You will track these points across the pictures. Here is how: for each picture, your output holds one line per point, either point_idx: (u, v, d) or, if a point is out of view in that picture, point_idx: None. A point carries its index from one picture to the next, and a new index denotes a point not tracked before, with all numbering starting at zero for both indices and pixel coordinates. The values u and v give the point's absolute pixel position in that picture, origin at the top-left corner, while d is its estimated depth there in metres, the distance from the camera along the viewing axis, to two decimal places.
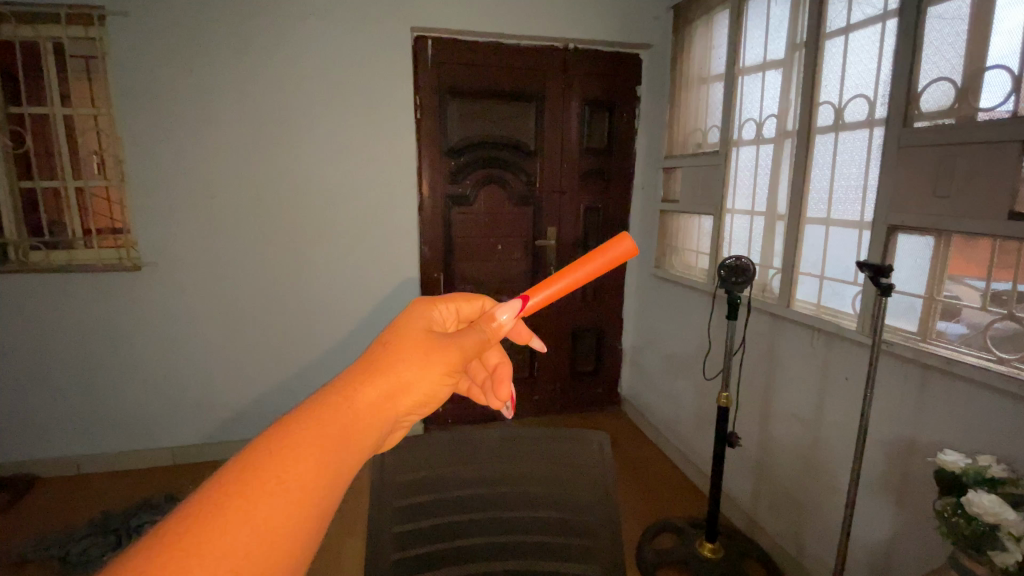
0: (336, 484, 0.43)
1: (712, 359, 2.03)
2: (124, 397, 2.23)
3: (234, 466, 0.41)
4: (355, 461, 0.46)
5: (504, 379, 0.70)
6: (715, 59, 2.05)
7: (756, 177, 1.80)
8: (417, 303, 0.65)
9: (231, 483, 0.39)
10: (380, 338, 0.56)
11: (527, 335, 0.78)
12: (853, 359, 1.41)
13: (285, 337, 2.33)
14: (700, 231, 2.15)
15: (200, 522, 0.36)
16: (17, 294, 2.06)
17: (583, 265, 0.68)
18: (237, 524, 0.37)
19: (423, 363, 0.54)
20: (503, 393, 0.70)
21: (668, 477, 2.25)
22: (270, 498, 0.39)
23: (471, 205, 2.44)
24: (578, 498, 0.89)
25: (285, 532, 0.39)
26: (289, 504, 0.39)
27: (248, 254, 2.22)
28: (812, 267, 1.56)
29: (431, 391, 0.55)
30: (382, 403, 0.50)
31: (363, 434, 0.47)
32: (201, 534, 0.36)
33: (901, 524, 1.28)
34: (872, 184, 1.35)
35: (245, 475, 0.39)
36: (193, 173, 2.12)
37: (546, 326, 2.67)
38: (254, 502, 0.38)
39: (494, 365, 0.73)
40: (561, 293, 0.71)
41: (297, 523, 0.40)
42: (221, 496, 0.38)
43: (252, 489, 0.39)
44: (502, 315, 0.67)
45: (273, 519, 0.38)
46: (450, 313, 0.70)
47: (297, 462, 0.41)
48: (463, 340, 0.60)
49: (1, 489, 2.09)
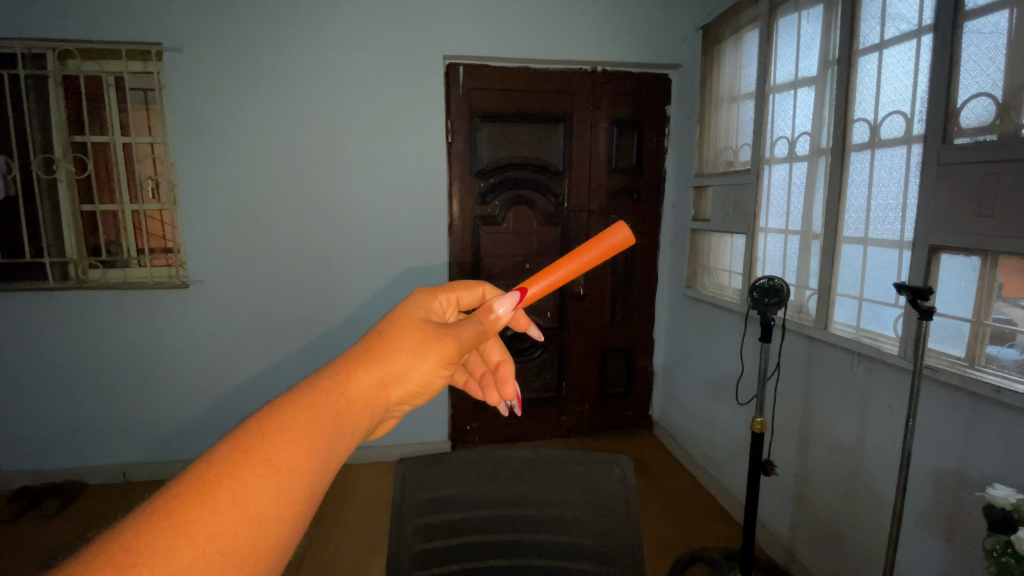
0: (324, 468, 0.46)
1: (746, 382, 1.97)
2: (167, 407, 2.33)
3: (228, 444, 0.44)
4: (344, 446, 0.49)
5: (509, 378, 0.75)
6: (745, 77, 2.03)
7: (789, 196, 1.76)
8: (418, 294, 0.70)
9: (222, 463, 0.42)
10: (379, 327, 0.61)
11: (526, 322, 0.81)
12: (895, 384, 1.34)
13: (320, 354, 2.38)
14: (732, 250, 2.11)
15: (190, 500, 0.39)
16: (74, 310, 2.21)
17: (578, 254, 0.70)
18: (225, 504, 0.40)
19: (417, 354, 0.58)
20: (508, 391, 0.73)
21: (701, 504, 2.17)
22: (259, 479, 0.42)
23: (499, 223, 2.47)
24: (600, 522, 0.88)
25: (273, 513, 0.41)
26: (278, 485, 0.42)
27: (285, 271, 2.32)
28: (850, 288, 1.51)
29: (424, 380, 0.59)
30: (374, 391, 0.54)
31: (352, 419, 0.51)
32: (188, 514, 0.38)
33: (951, 564, 1.19)
34: (911, 202, 1.31)
35: (235, 456, 0.42)
36: (237, 195, 2.23)
37: (575, 345, 2.65)
38: (244, 482, 0.41)
39: (496, 362, 0.78)
40: (557, 284, 0.72)
41: (283, 505, 0.42)
42: (210, 476, 0.41)
43: (241, 469, 0.42)
44: (499, 308, 0.71)
45: (261, 500, 0.41)
46: (449, 304, 0.75)
47: (288, 445, 0.44)
48: (460, 331, 0.65)
49: (53, 494, 2.20)
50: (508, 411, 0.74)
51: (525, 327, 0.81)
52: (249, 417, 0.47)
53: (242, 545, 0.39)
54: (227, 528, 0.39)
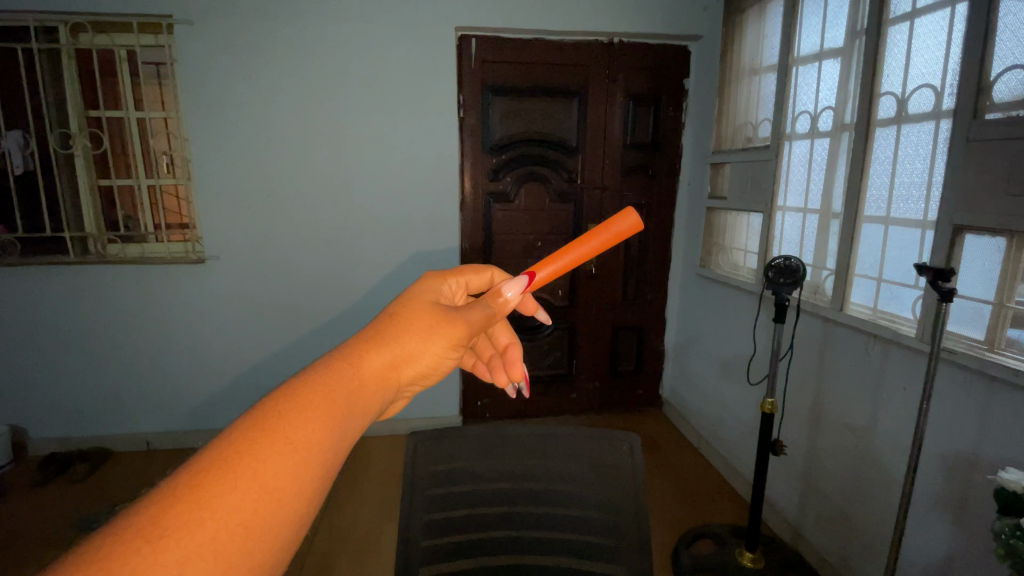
0: (340, 445, 0.47)
1: (758, 363, 1.96)
2: (186, 378, 2.39)
3: (246, 423, 0.44)
4: (358, 425, 0.50)
5: (516, 359, 0.77)
6: (767, 48, 1.96)
7: (809, 174, 1.71)
8: (427, 277, 0.70)
9: (239, 440, 0.43)
10: (389, 309, 0.61)
11: (534, 307, 0.81)
12: (910, 367, 1.32)
13: (333, 330, 2.42)
14: (748, 229, 2.07)
15: (215, 476, 0.40)
16: (94, 283, 2.26)
17: (587, 240, 0.69)
18: (246, 481, 0.41)
19: (428, 336, 0.59)
20: (516, 373, 0.76)
21: (709, 482, 2.19)
22: (276, 456, 0.42)
23: (511, 200, 2.45)
24: (608, 497, 0.89)
25: (291, 489, 0.42)
26: (295, 462, 0.43)
27: (298, 247, 2.33)
28: (868, 269, 1.48)
29: (435, 362, 0.59)
30: (386, 371, 0.55)
31: (366, 399, 0.52)
32: (211, 489, 0.39)
33: (958, 545, 1.19)
34: (937, 179, 1.26)
35: (253, 434, 0.43)
36: (250, 170, 2.24)
37: (586, 323, 2.64)
38: (262, 459, 0.42)
39: (504, 345, 0.78)
40: (567, 268, 0.72)
41: (301, 481, 0.43)
42: (230, 453, 0.42)
43: (260, 447, 0.43)
44: (509, 292, 0.71)
45: (279, 476, 0.42)
46: (459, 287, 0.75)
47: (304, 423, 0.45)
48: (469, 314, 0.65)
49: (81, 460, 2.29)
50: (516, 391, 0.76)
51: (532, 312, 0.81)
52: (265, 396, 0.48)
53: (263, 519, 0.41)
54: (249, 503, 0.40)
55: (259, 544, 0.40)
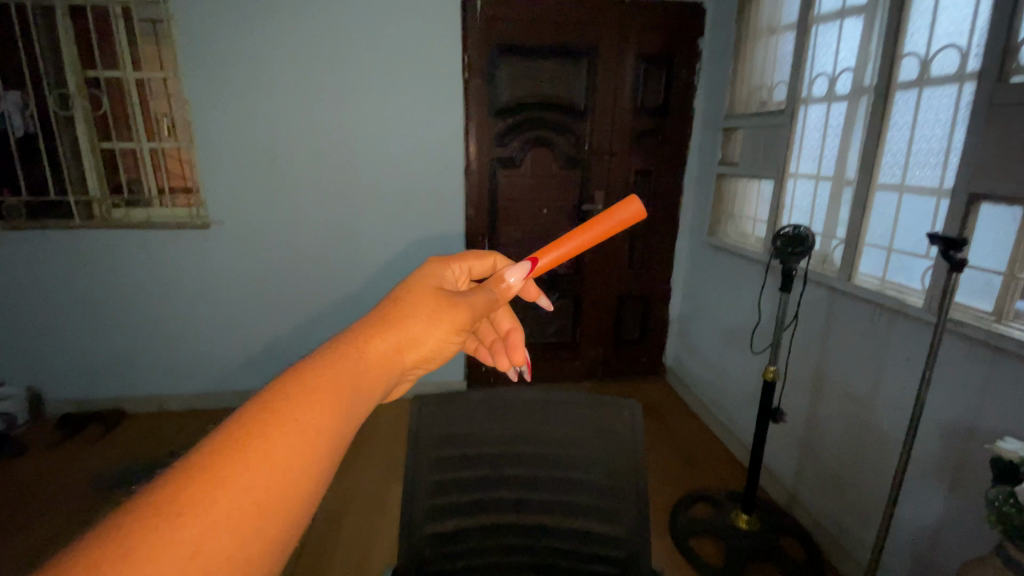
0: (350, 424, 0.46)
1: (762, 332, 1.96)
2: (196, 342, 2.43)
3: (256, 404, 0.43)
4: (366, 407, 0.49)
5: (518, 343, 0.76)
6: (787, 6, 1.87)
7: (824, 139, 1.66)
8: (428, 264, 0.70)
9: (250, 419, 0.41)
10: (391, 297, 0.61)
11: (536, 293, 0.80)
12: (915, 337, 1.32)
13: (339, 296, 2.44)
14: (758, 197, 2.03)
15: (225, 455, 0.39)
16: (100, 247, 2.26)
17: (589, 229, 0.68)
18: (258, 459, 0.39)
19: (433, 321, 0.59)
20: (517, 357, 0.75)
21: (709, 447, 2.23)
22: (288, 435, 0.41)
23: (517, 166, 2.41)
24: (607, 462, 0.92)
25: (304, 467, 0.41)
26: (307, 441, 0.41)
27: (302, 212, 2.32)
28: (879, 239, 1.46)
29: (438, 346, 0.59)
30: (391, 355, 0.54)
31: (372, 382, 0.51)
32: (223, 468, 0.38)
33: (951, 511, 1.21)
34: (956, 145, 1.22)
35: (263, 414, 0.42)
36: (252, 133, 2.21)
37: (591, 290, 2.64)
38: (272, 437, 0.40)
39: (506, 330, 0.78)
40: (573, 254, 0.71)
41: (314, 459, 0.41)
42: (241, 432, 0.40)
43: (270, 425, 0.41)
44: (511, 277, 0.70)
45: (292, 455, 0.40)
46: (461, 273, 0.74)
47: (313, 402, 0.44)
48: (471, 300, 0.64)
49: (98, 419, 2.35)
50: (519, 376, 0.75)
51: (535, 299, 0.80)
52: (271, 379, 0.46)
53: (277, 497, 0.39)
54: (262, 481, 0.38)
55: (273, 521, 0.38)
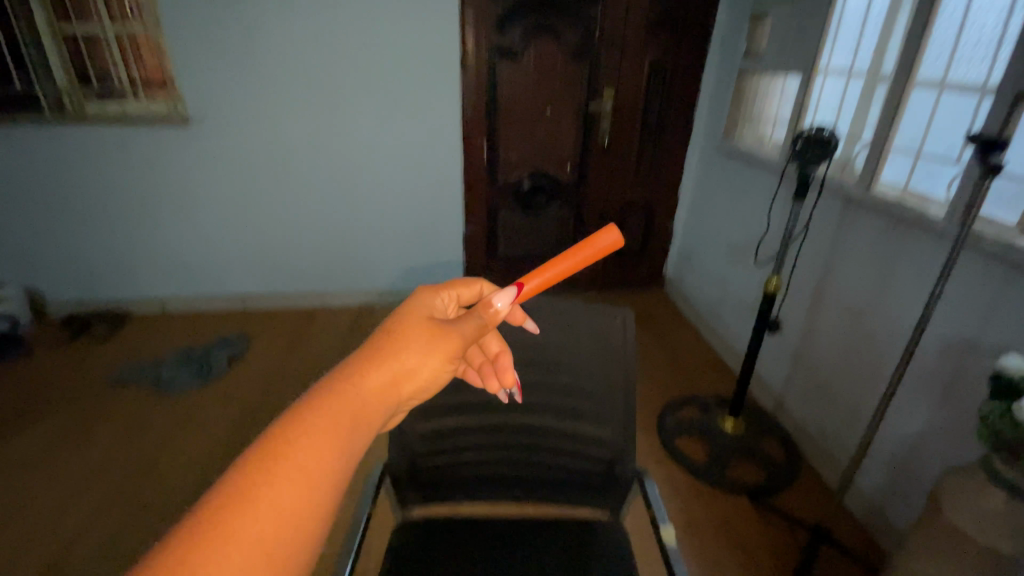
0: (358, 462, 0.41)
1: (768, 242, 1.90)
2: (189, 245, 2.38)
3: (258, 445, 0.38)
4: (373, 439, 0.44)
5: (508, 364, 0.62)
6: None
7: (863, 26, 1.48)
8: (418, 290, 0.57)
9: (252, 466, 0.37)
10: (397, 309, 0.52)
11: (522, 316, 0.68)
12: (929, 250, 1.26)
13: (332, 200, 2.35)
14: (782, 96, 1.87)
15: (231, 504, 0.35)
16: (74, 144, 2.12)
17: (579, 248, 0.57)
18: (263, 511, 0.35)
19: (427, 347, 0.48)
20: (507, 380, 0.61)
21: (703, 356, 2.26)
22: (292, 483, 0.37)
23: (519, 58, 2.18)
24: (598, 371, 0.89)
25: (311, 515, 0.37)
26: (313, 488, 0.37)
27: (287, 109, 2.16)
28: (908, 143, 1.34)
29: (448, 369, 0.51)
30: (400, 379, 0.47)
31: (380, 412, 0.45)
32: (227, 523, 0.34)
33: (937, 421, 1.23)
34: (1011, 34, 1.08)
35: (266, 458, 0.37)
36: (225, 15, 1.99)
37: (595, 198, 2.52)
38: (276, 486, 0.36)
39: (494, 352, 0.64)
40: (569, 270, 0.58)
41: (321, 505, 0.38)
42: (243, 481, 0.36)
43: (274, 472, 0.37)
44: (499, 302, 0.56)
45: (298, 504, 0.36)
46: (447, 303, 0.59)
47: (319, 444, 0.39)
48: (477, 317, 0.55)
49: (101, 320, 2.37)
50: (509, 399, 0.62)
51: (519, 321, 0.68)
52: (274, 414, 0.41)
53: (282, 552, 0.35)
54: (268, 534, 0.35)
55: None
